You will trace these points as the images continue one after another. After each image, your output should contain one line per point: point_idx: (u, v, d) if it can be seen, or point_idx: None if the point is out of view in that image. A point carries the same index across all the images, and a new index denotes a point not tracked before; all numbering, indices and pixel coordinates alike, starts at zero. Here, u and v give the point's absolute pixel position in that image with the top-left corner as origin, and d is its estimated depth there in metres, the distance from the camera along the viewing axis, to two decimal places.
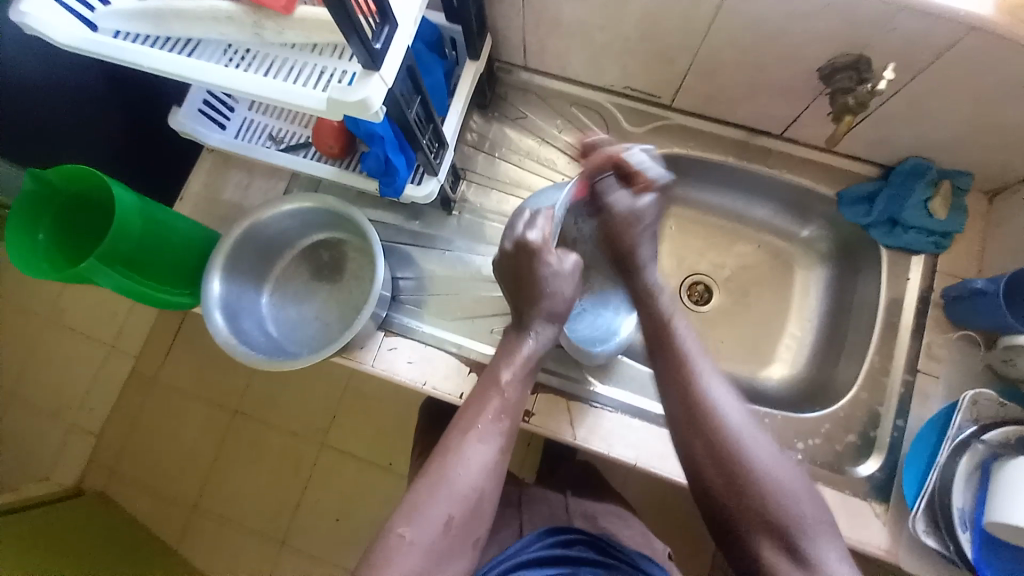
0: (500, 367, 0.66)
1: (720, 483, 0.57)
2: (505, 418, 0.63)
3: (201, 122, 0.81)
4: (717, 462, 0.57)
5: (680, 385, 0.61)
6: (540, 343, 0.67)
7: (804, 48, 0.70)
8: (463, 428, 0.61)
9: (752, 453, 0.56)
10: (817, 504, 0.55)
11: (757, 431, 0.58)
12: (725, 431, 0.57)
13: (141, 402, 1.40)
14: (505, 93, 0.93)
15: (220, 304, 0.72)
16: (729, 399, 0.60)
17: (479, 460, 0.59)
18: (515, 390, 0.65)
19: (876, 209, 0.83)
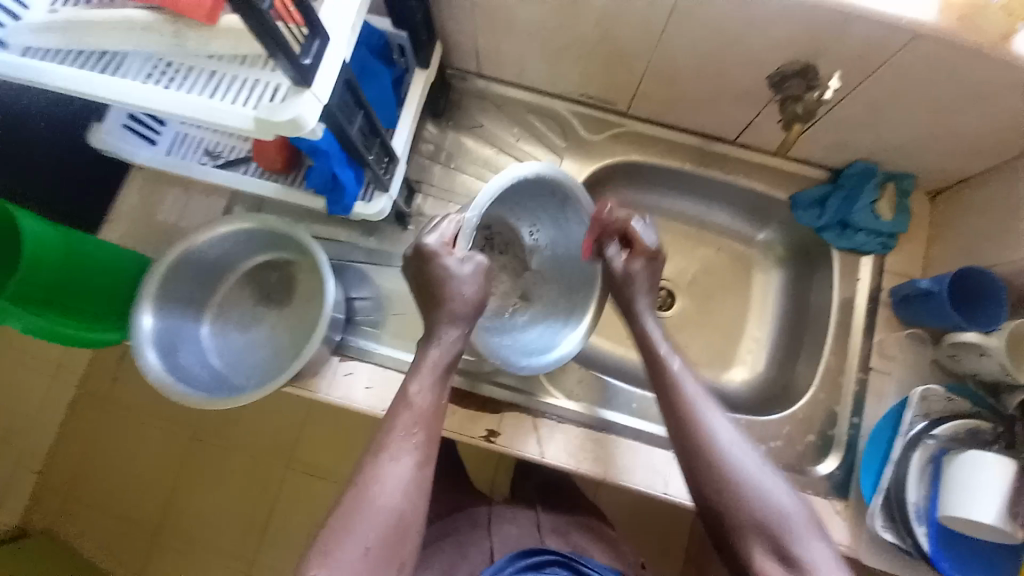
0: (409, 380, 0.63)
1: (711, 493, 0.57)
2: (418, 430, 0.60)
3: (126, 137, 0.75)
4: (708, 471, 0.58)
5: (668, 403, 0.63)
6: (448, 348, 0.65)
7: (756, 54, 0.71)
8: (378, 450, 0.59)
9: (743, 469, 0.57)
10: (807, 509, 0.56)
11: (742, 442, 0.59)
12: (711, 444, 0.59)
13: (82, 435, 1.30)
14: (460, 101, 0.90)
15: (152, 340, 0.66)
16: (714, 414, 0.61)
17: (398, 477, 0.57)
18: (425, 401, 0.62)
19: (828, 212, 0.85)
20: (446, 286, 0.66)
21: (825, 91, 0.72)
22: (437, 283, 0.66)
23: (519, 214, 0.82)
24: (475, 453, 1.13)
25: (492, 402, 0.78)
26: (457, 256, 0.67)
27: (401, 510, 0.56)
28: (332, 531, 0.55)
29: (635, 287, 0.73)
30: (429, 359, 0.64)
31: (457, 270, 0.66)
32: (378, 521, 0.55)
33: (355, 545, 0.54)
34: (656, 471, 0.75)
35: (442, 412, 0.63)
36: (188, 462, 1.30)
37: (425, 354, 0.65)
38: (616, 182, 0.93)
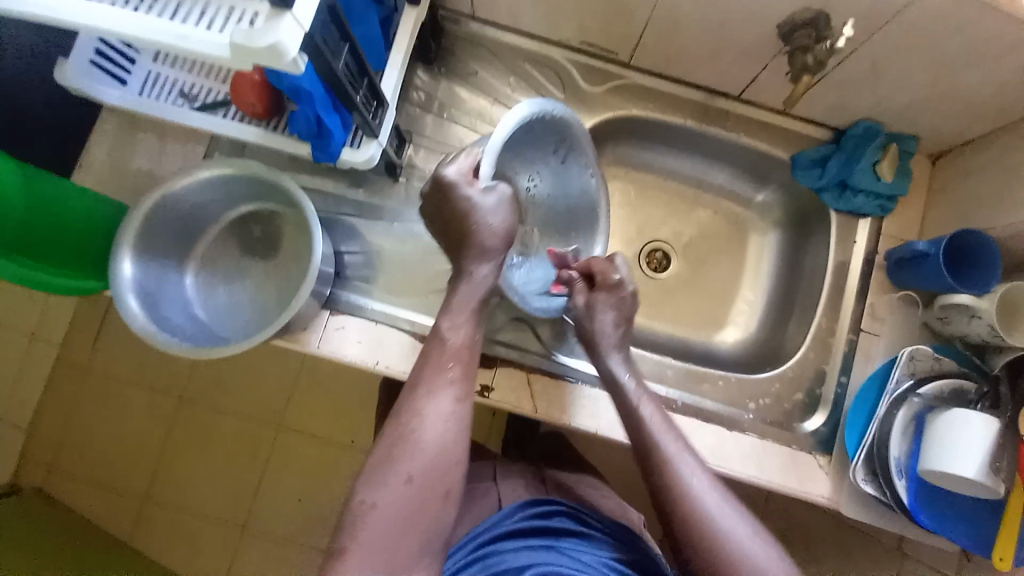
0: (443, 320, 0.67)
1: (687, 546, 0.57)
2: (452, 366, 0.64)
3: (95, 75, 0.69)
4: (684, 525, 0.58)
5: (647, 454, 0.63)
6: (483, 281, 0.70)
7: (765, 5, 0.67)
8: (417, 386, 0.63)
9: (720, 524, 0.57)
10: (779, 556, 0.57)
11: (719, 495, 0.59)
12: (689, 499, 0.58)
13: (69, 394, 1.29)
14: (453, 47, 0.85)
15: (134, 289, 0.64)
16: (694, 468, 0.61)
17: (439, 411, 0.61)
18: (462, 337, 0.67)
19: (828, 173, 0.83)
20: (473, 219, 0.68)
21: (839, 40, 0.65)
22: (464, 216, 0.68)
23: (517, 164, 0.75)
24: None
25: (487, 358, 0.77)
26: (477, 187, 0.67)
27: (430, 439, 0.60)
28: (377, 460, 0.59)
29: (600, 320, 0.73)
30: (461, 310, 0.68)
31: (480, 199, 0.67)
32: (419, 455, 0.59)
33: (397, 472, 0.58)
34: None
35: (478, 346, 0.68)
36: (177, 422, 1.29)
37: (461, 288, 0.69)
38: (614, 137, 0.91)
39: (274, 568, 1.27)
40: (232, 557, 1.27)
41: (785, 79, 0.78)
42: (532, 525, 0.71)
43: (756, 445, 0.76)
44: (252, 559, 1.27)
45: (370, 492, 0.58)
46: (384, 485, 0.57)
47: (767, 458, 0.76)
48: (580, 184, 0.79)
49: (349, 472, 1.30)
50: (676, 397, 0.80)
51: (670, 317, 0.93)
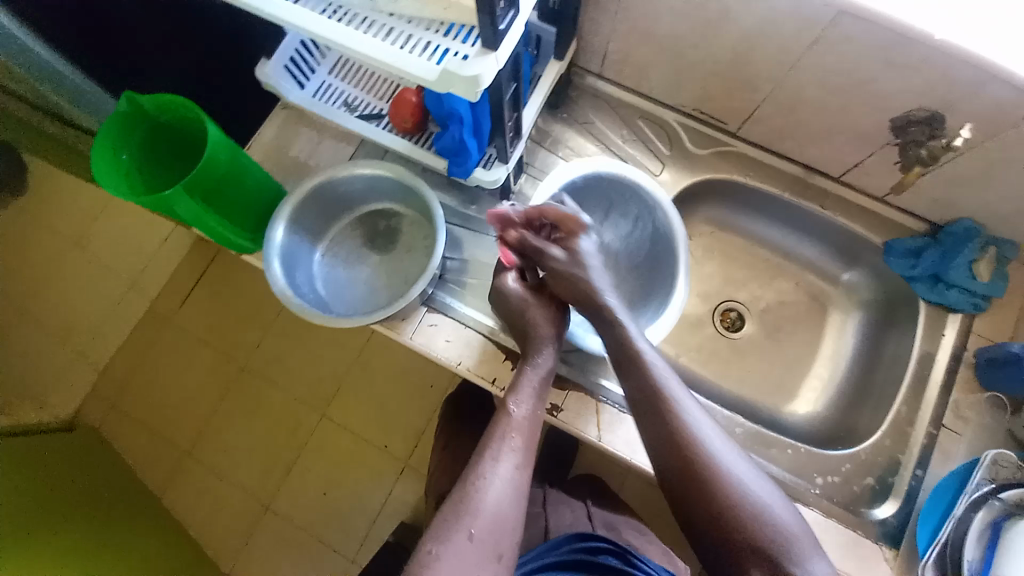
0: (511, 401, 0.69)
1: (706, 508, 0.58)
2: (518, 437, 0.67)
3: (284, 75, 0.82)
4: (704, 486, 0.58)
5: (655, 414, 0.63)
6: (542, 370, 0.72)
7: (885, 96, 0.73)
8: (483, 453, 0.65)
9: (743, 488, 0.58)
10: (806, 526, 0.58)
11: (737, 456, 0.61)
12: (708, 460, 0.59)
13: (155, 344, 1.40)
14: (577, 96, 0.95)
15: (280, 252, 0.73)
16: (707, 427, 0.62)
17: (502, 477, 0.64)
18: (525, 415, 0.69)
19: (922, 264, 0.84)
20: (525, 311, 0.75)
21: (958, 139, 0.72)
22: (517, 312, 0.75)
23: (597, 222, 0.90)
24: None
25: (560, 379, 0.81)
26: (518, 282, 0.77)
27: (493, 499, 0.62)
28: (444, 518, 0.61)
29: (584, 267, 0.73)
30: (534, 388, 0.71)
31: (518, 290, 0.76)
32: (485, 513, 0.61)
33: (461, 531, 0.59)
34: None
35: (538, 423, 0.70)
36: (241, 389, 1.38)
37: (520, 371, 0.72)
38: (709, 197, 0.97)
39: (296, 552, 1.29)
40: (256, 532, 1.31)
41: (893, 165, 0.82)
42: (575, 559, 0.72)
43: (819, 521, 0.74)
44: (278, 536, 1.30)
45: (436, 545, 0.59)
46: (450, 540, 0.59)
47: (828, 537, 0.74)
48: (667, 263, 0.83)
49: (383, 470, 1.32)
50: None
51: (738, 377, 0.95)
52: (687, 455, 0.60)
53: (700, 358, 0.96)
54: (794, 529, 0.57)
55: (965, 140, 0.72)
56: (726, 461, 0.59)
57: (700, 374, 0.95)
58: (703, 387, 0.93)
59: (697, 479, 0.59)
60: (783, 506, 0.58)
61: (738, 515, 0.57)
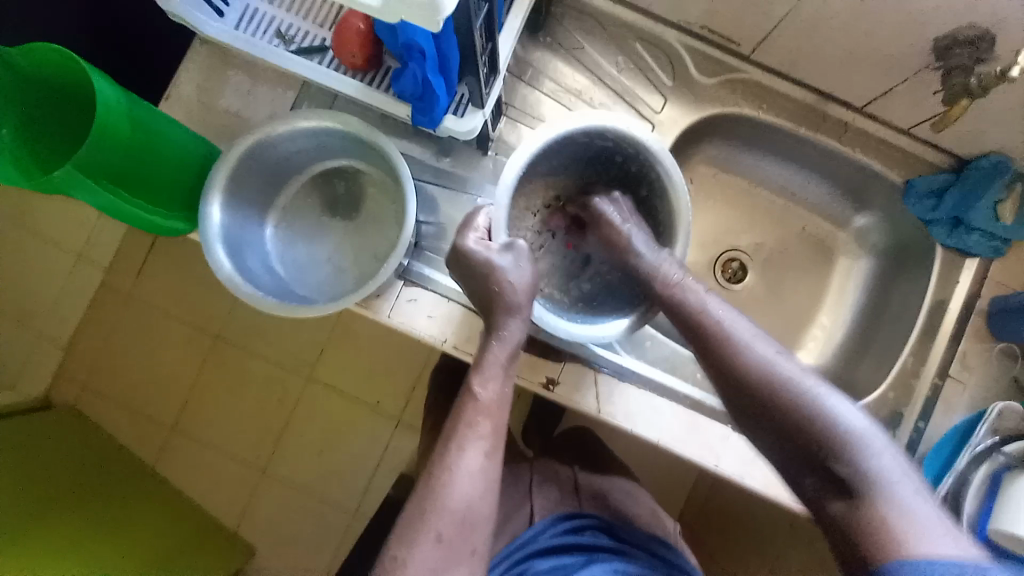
0: (474, 382, 0.63)
1: (764, 408, 0.56)
2: (485, 422, 0.62)
3: (192, 1, 0.64)
4: (751, 382, 0.57)
5: (686, 316, 0.64)
6: (508, 341, 0.66)
7: (933, 8, 0.60)
8: (454, 441, 0.61)
9: (789, 378, 0.55)
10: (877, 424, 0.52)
11: (778, 350, 0.58)
12: (744, 354, 0.58)
13: (112, 316, 1.28)
14: (561, 16, 0.79)
15: (222, 237, 0.62)
16: (741, 325, 0.61)
17: (470, 469, 0.59)
18: (491, 396, 0.63)
19: (944, 206, 0.77)
20: (496, 281, 0.66)
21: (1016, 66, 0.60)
22: (487, 280, 0.66)
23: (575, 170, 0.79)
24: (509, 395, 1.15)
25: (554, 351, 0.75)
26: (496, 249, 0.67)
27: (465, 494, 0.58)
28: (411, 517, 0.58)
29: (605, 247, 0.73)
30: (497, 364, 0.65)
31: (496, 259, 0.66)
32: (457, 512, 0.58)
33: (428, 532, 0.56)
34: (711, 446, 0.74)
35: (507, 403, 0.65)
36: (218, 360, 1.29)
37: (485, 345, 0.66)
38: (716, 134, 0.85)
39: (293, 513, 1.28)
40: (252, 497, 1.28)
41: (931, 94, 0.71)
42: (563, 542, 0.73)
43: None
44: (273, 498, 1.28)
45: (403, 550, 0.56)
46: (426, 544, 0.56)
47: None
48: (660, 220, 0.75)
49: (373, 429, 1.29)
50: None
51: None
52: (745, 369, 0.58)
53: None
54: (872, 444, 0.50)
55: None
56: (788, 372, 0.56)
57: None
58: None
59: (761, 396, 0.56)
60: (863, 421, 0.52)
61: (808, 430, 0.53)
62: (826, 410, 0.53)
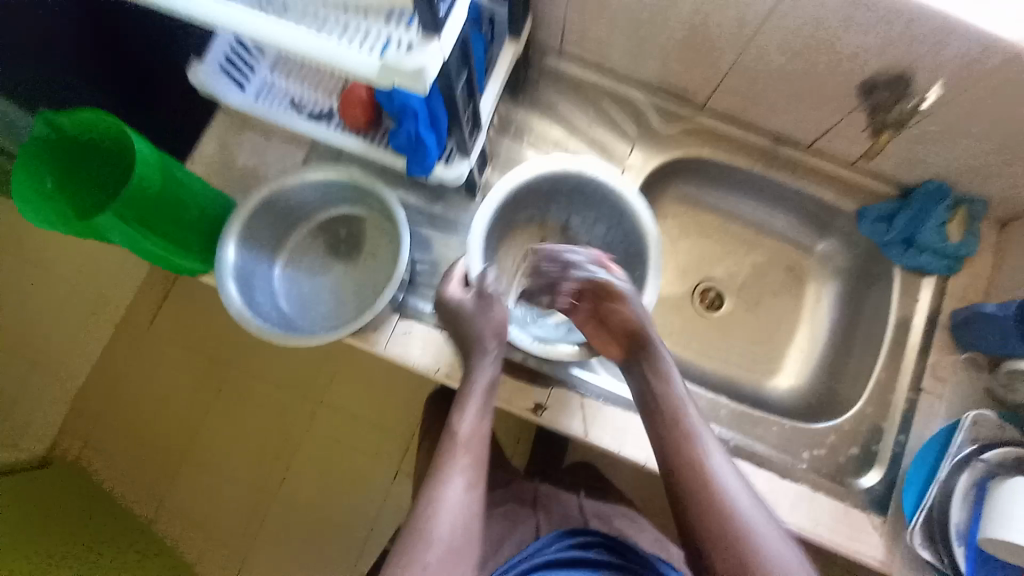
0: (454, 420, 0.68)
1: (701, 534, 0.58)
2: (463, 455, 0.66)
3: (221, 79, 0.77)
4: (702, 510, 0.58)
5: (661, 437, 0.65)
6: (487, 375, 0.71)
7: (850, 60, 0.71)
8: (436, 476, 0.65)
9: (740, 512, 0.57)
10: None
11: (739, 481, 0.60)
12: (708, 477, 0.60)
13: (121, 370, 1.28)
14: (538, 81, 0.91)
15: (234, 272, 0.69)
16: (712, 447, 0.63)
17: (455, 504, 0.63)
18: (468, 431, 0.67)
19: (895, 229, 0.84)
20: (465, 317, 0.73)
21: (925, 102, 0.71)
22: (457, 318, 0.74)
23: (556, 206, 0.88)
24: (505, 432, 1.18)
25: (543, 377, 0.79)
26: (460, 287, 0.76)
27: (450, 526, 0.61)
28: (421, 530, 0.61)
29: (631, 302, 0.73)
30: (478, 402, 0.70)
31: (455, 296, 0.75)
32: None
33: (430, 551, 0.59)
34: None
35: (485, 444, 0.69)
36: (217, 412, 1.27)
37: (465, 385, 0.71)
38: (682, 175, 0.94)
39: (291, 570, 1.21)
40: (252, 552, 1.22)
41: (862, 131, 0.81)
42: (566, 556, 0.72)
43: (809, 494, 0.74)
44: (273, 554, 1.22)
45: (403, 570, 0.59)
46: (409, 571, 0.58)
47: (822, 509, 0.74)
48: (631, 231, 0.81)
49: (376, 479, 1.23)
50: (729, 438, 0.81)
51: (722, 355, 0.94)
52: (700, 489, 0.59)
53: (682, 340, 0.95)
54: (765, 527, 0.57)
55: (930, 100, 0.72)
56: (725, 485, 0.59)
57: (683, 356, 0.93)
58: (687, 368, 0.92)
59: (683, 474, 0.61)
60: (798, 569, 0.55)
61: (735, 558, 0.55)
62: (761, 547, 0.55)
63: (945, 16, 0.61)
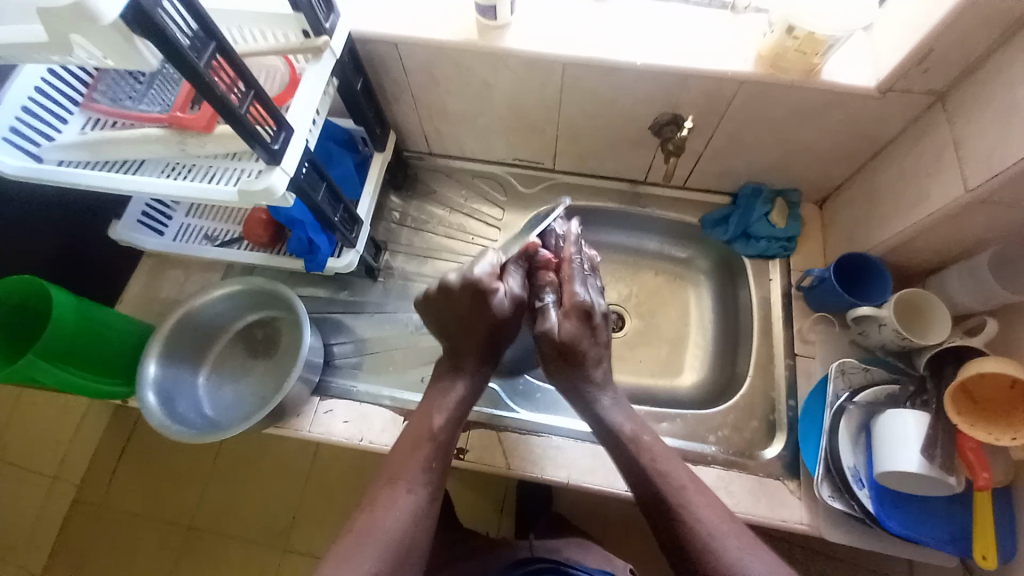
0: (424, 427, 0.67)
1: (700, 554, 0.55)
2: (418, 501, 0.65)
3: (139, 229, 0.90)
4: (691, 533, 0.56)
5: (635, 468, 0.63)
6: (467, 396, 0.70)
7: (638, 114, 0.88)
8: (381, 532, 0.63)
9: (711, 519, 0.57)
10: (794, 571, 0.53)
11: (700, 489, 0.60)
12: (677, 493, 0.59)
13: (85, 537, 1.22)
14: (417, 175, 1.09)
15: (153, 385, 0.78)
16: (672, 466, 0.63)
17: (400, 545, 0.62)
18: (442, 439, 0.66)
19: (731, 227, 0.99)
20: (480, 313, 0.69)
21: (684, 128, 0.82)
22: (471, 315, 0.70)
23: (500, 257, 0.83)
24: (469, 497, 1.20)
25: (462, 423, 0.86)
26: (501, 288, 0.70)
27: None
28: None
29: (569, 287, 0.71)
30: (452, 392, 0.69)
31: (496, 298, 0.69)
32: None
33: None
34: (616, 471, 0.81)
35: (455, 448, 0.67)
36: (190, 555, 1.20)
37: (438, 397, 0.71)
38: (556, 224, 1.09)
39: None
40: None
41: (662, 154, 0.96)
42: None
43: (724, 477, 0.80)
44: None
45: None
46: None
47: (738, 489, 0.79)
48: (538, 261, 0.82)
49: None
50: None
51: (634, 369, 1.01)
52: (678, 502, 0.59)
53: None
54: (740, 537, 0.55)
55: (689, 129, 0.83)
56: (693, 495, 0.59)
57: None
58: None
59: (664, 498, 0.59)
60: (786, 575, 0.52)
61: (730, 573, 0.53)
62: (742, 553, 0.54)
63: (686, 71, 0.77)
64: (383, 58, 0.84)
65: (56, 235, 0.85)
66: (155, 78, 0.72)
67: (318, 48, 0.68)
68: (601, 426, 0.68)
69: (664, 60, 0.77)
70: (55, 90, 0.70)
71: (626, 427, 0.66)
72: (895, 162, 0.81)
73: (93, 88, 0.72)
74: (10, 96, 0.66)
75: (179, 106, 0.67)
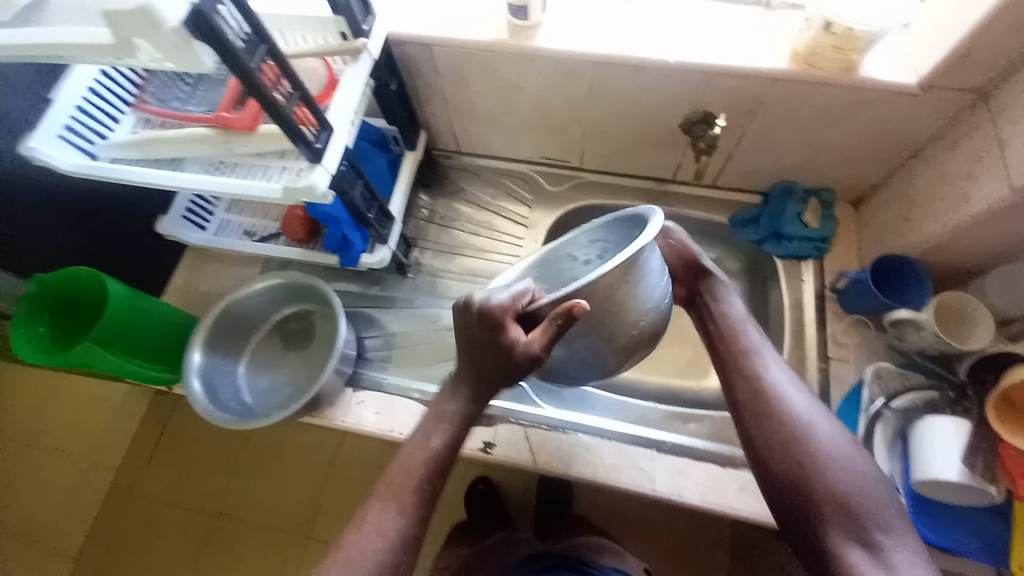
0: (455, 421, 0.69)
1: (785, 464, 0.59)
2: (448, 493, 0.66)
3: (182, 224, 0.94)
4: (785, 448, 0.59)
5: (747, 378, 0.65)
6: None
7: (668, 113, 0.87)
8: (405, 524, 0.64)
9: (819, 444, 0.58)
10: (890, 506, 0.56)
11: (814, 413, 0.61)
12: (784, 411, 0.61)
13: (126, 516, 1.28)
14: (445, 173, 1.10)
15: (198, 372, 0.82)
16: (792, 389, 0.63)
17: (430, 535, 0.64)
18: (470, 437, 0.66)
19: (762, 227, 0.97)
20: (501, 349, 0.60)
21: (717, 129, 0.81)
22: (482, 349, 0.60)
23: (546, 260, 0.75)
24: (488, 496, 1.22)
25: (488, 418, 0.88)
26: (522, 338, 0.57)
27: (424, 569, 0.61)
28: None
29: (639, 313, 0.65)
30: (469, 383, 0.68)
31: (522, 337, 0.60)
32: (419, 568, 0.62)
33: None
34: (641, 470, 0.81)
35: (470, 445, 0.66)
36: (224, 537, 1.25)
37: None
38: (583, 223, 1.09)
39: None
40: None
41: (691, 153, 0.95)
42: None
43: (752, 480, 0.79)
44: None
45: None
46: None
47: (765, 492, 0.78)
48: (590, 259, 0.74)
49: None
50: (667, 437, 0.86)
51: (659, 369, 1.01)
52: (780, 419, 0.61)
53: None
54: (847, 484, 0.56)
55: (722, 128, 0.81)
56: (805, 417, 0.61)
57: (621, 377, 1.01)
58: (627, 387, 1.00)
59: (764, 414, 0.62)
60: (876, 502, 0.55)
61: (812, 491, 0.56)
62: (839, 475, 0.57)
63: (718, 70, 0.77)
64: (415, 60, 0.86)
65: (107, 229, 0.90)
66: (202, 81, 0.75)
67: (356, 50, 0.70)
68: (714, 333, 0.71)
69: (696, 59, 0.77)
70: (111, 92, 0.74)
71: (745, 344, 0.68)
72: (936, 161, 0.79)
73: (143, 90, 0.76)
74: (66, 96, 0.70)
75: (225, 107, 0.70)
